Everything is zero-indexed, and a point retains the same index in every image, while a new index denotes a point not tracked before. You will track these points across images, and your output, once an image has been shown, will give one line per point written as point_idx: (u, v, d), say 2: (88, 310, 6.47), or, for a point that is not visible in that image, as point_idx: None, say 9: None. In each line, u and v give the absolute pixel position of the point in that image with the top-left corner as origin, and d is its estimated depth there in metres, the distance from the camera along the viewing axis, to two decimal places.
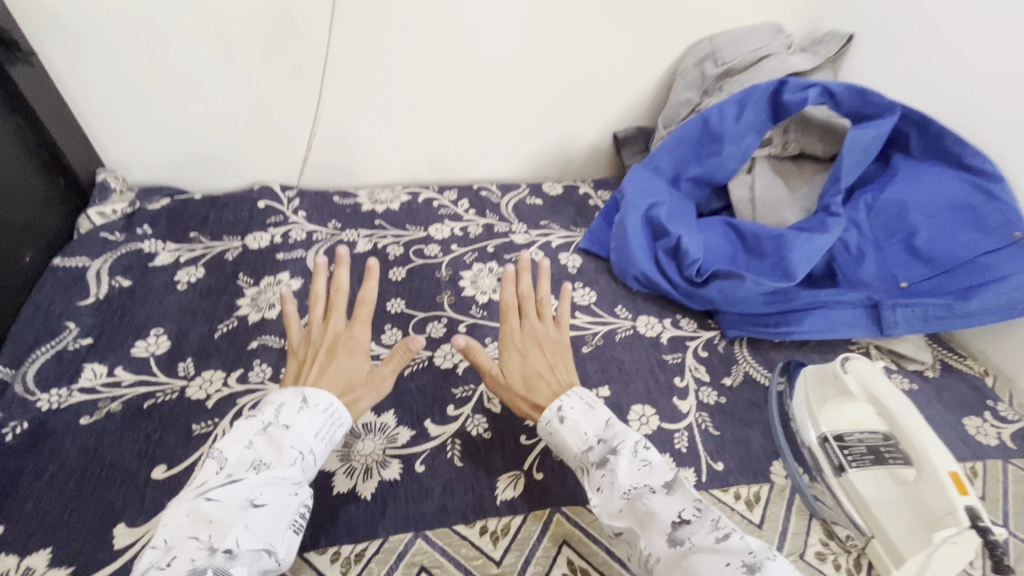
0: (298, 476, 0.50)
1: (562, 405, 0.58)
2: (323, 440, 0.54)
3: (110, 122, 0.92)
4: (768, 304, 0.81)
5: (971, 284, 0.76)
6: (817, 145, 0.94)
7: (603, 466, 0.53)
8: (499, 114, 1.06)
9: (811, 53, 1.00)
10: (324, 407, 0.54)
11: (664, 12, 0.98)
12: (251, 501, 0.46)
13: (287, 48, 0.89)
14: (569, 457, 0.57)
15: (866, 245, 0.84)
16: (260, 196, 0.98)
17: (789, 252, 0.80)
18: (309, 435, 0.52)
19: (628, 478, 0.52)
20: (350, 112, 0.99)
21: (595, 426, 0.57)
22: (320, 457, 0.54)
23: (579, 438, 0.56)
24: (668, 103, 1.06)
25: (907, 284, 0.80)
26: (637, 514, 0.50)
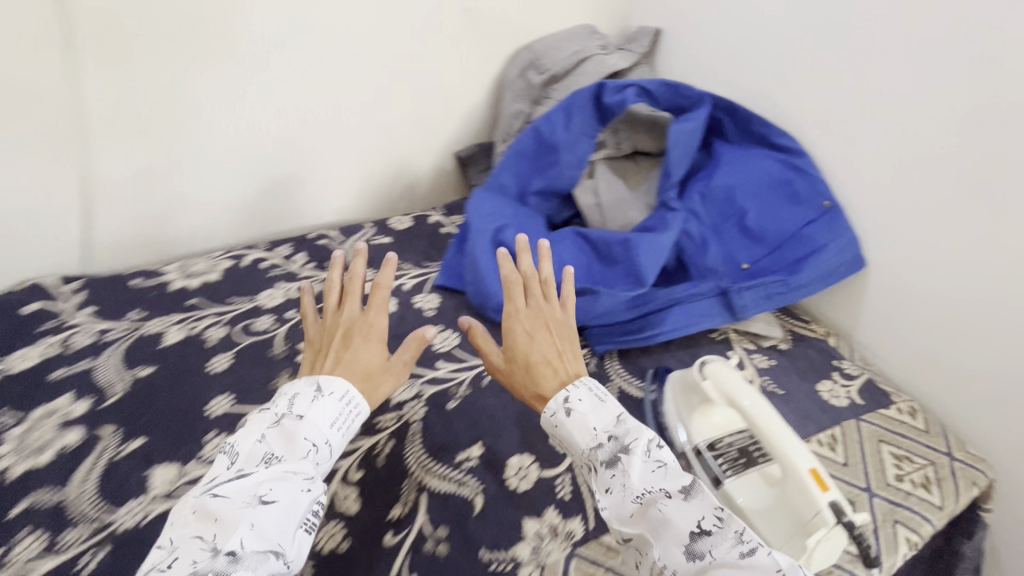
0: (308, 471, 0.49)
1: (570, 397, 0.54)
2: (339, 432, 0.52)
3: None
4: (630, 311, 0.78)
5: (800, 256, 0.81)
6: (647, 141, 0.95)
7: (614, 467, 0.49)
8: (324, 152, 0.95)
9: (626, 51, 1.02)
10: (339, 396, 0.53)
11: (476, 23, 0.94)
12: (257, 498, 0.45)
13: (21, 111, 0.71)
14: (573, 450, 0.52)
15: (706, 232, 0.84)
16: (26, 299, 0.78)
17: (639, 254, 0.80)
18: (323, 426, 0.51)
19: (641, 481, 0.47)
20: (133, 176, 0.82)
21: (606, 422, 0.52)
22: (338, 449, 0.53)
23: (587, 434, 0.51)
24: (501, 115, 1.02)
25: (748, 265, 0.83)
26: (650, 521, 0.46)
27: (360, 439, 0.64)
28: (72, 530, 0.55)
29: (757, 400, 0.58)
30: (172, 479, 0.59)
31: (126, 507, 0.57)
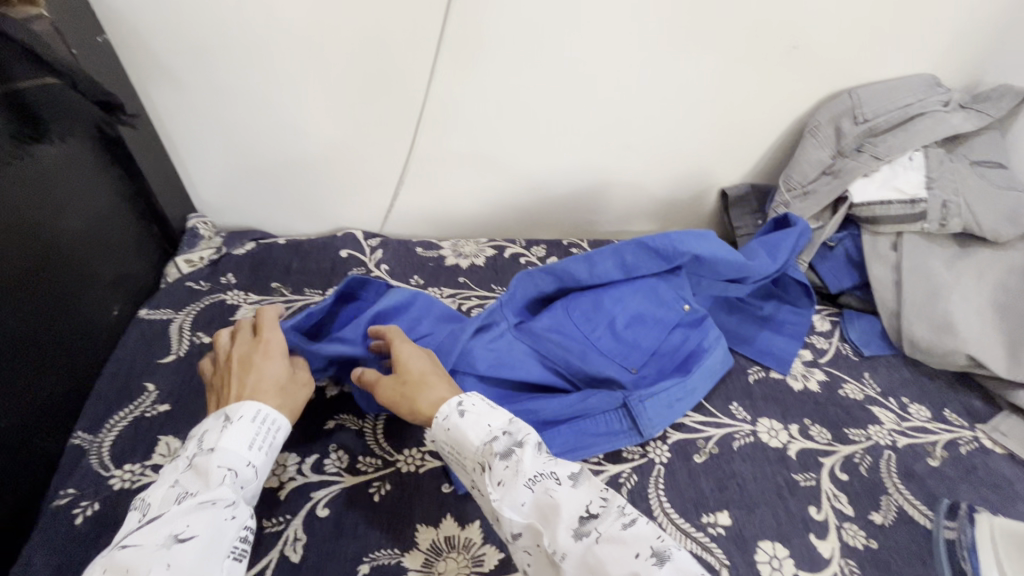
0: (231, 498, 0.48)
1: (462, 402, 0.54)
2: (259, 450, 0.53)
3: (208, 169, 0.89)
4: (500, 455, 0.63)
5: (681, 360, 0.72)
6: (983, 224, 0.78)
7: (507, 457, 0.49)
8: (601, 167, 0.95)
9: (974, 110, 0.85)
10: (251, 417, 0.53)
11: (799, 62, 0.85)
12: (175, 536, 0.43)
13: (382, 98, 0.82)
14: (465, 452, 0.52)
15: (583, 346, 0.71)
16: (343, 245, 0.94)
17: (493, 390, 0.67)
18: (241, 448, 0.51)
19: (535, 466, 0.48)
20: (439, 162, 0.91)
21: (498, 420, 0.53)
22: (260, 471, 0.53)
23: (481, 430, 0.52)
24: (796, 158, 0.90)
25: (634, 370, 0.70)
26: (540, 508, 0.46)
27: (608, 463, 0.65)
28: (368, 457, 0.63)
29: None
30: None
31: (407, 451, 0.64)
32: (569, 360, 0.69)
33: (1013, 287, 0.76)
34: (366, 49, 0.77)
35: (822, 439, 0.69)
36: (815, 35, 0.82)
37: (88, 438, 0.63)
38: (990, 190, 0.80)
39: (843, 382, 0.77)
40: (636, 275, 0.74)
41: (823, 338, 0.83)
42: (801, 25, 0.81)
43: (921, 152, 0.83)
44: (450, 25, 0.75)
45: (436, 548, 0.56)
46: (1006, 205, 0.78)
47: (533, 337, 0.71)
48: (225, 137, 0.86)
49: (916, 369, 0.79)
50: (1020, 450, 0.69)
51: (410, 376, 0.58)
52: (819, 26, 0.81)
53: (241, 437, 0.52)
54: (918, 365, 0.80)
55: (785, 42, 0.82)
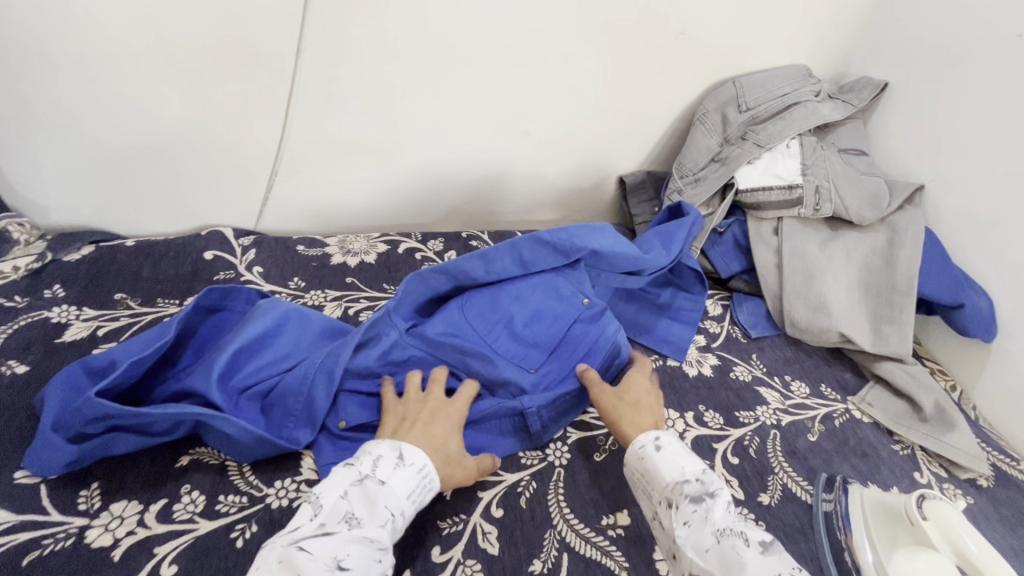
0: (385, 542, 0.46)
1: (659, 437, 0.57)
2: (413, 504, 0.50)
3: (17, 158, 0.73)
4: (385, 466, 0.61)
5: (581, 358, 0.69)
6: (850, 207, 0.83)
7: (697, 503, 0.50)
8: (496, 154, 0.91)
9: (840, 101, 0.90)
10: (418, 468, 0.51)
11: (687, 49, 0.85)
12: (337, 560, 0.43)
13: (238, 76, 0.71)
14: (655, 483, 0.54)
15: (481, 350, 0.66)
16: (207, 245, 0.82)
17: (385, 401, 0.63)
18: (402, 495, 0.49)
19: (725, 520, 0.49)
20: (316, 150, 0.82)
21: (693, 466, 0.55)
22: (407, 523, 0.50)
23: (675, 469, 0.54)
24: (687, 147, 0.91)
25: (534, 371, 0.67)
26: (724, 559, 0.46)
27: (505, 472, 0.61)
28: (230, 495, 0.54)
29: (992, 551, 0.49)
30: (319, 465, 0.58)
31: (279, 483, 0.56)
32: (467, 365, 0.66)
33: (875, 267, 0.82)
34: (212, 18, 0.66)
35: (714, 424, 0.71)
36: (700, 22, 0.82)
37: None
38: (854, 176, 0.85)
39: (734, 365, 0.79)
40: (534, 271, 0.70)
41: (716, 323, 0.85)
42: (687, 11, 0.80)
43: (796, 140, 0.87)
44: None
45: None
46: (868, 190, 0.84)
47: (427, 344, 0.66)
48: (36, 121, 0.70)
49: (797, 348, 0.83)
50: (884, 418, 0.74)
51: (631, 399, 0.62)
52: (703, 13, 0.81)
53: (406, 478, 0.50)
54: (798, 344, 0.84)
55: (671, 28, 0.81)
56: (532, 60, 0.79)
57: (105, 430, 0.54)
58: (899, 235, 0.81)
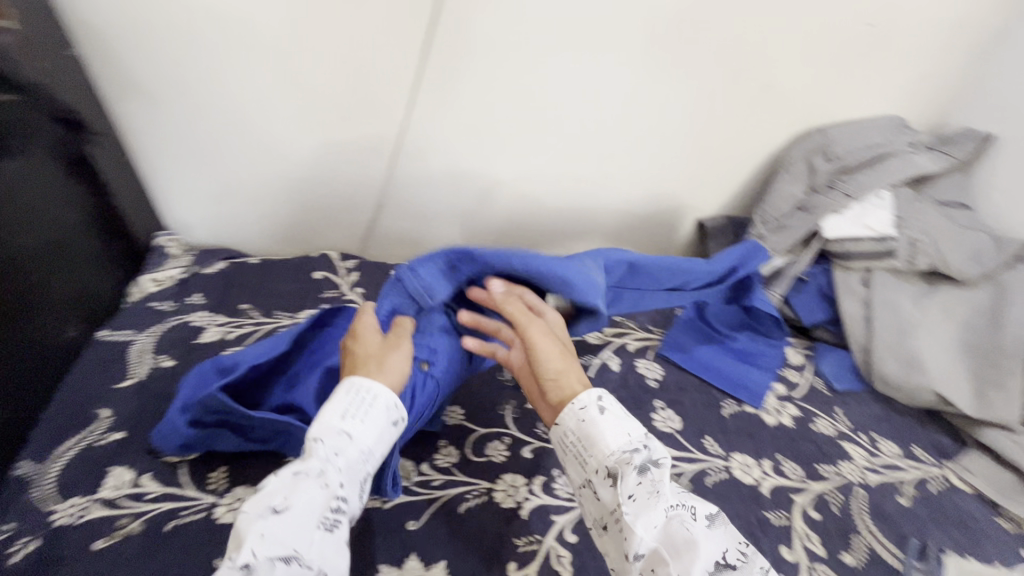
0: (322, 466, 0.47)
1: (602, 398, 0.56)
2: (351, 424, 0.51)
3: (177, 186, 0.87)
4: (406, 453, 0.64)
5: None
6: (952, 262, 0.80)
7: (644, 475, 0.50)
8: (578, 194, 0.96)
9: (938, 153, 0.88)
10: (346, 391, 0.53)
11: (773, 100, 0.87)
12: (271, 506, 0.43)
13: (361, 122, 0.82)
14: (595, 452, 0.52)
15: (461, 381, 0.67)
16: (317, 265, 0.92)
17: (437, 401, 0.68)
18: (331, 419, 0.50)
19: (674, 495, 0.51)
20: (418, 185, 0.91)
21: (636, 431, 0.53)
22: (359, 441, 0.50)
23: (621, 437, 0.52)
24: (770, 193, 0.91)
25: None
26: (676, 538, 0.47)
27: None
28: None
29: None
30: (409, 473, 0.63)
31: None
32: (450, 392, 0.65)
33: (978, 325, 0.78)
34: (346, 73, 0.77)
35: (794, 475, 0.69)
36: (787, 75, 0.84)
37: (31, 469, 0.59)
38: (955, 230, 0.82)
39: (815, 417, 0.77)
40: None
41: (796, 371, 0.84)
42: (775, 66, 0.83)
43: (890, 191, 0.86)
44: (431, 54, 0.75)
45: None
46: (971, 245, 0.81)
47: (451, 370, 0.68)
48: (197, 156, 0.84)
49: (886, 405, 0.80)
50: (987, 489, 0.69)
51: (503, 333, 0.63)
52: (791, 67, 0.83)
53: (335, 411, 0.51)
54: (887, 401, 0.81)
55: (758, 81, 0.84)
56: (621, 109, 0.85)
57: (214, 424, 0.61)
58: (1007, 293, 0.77)
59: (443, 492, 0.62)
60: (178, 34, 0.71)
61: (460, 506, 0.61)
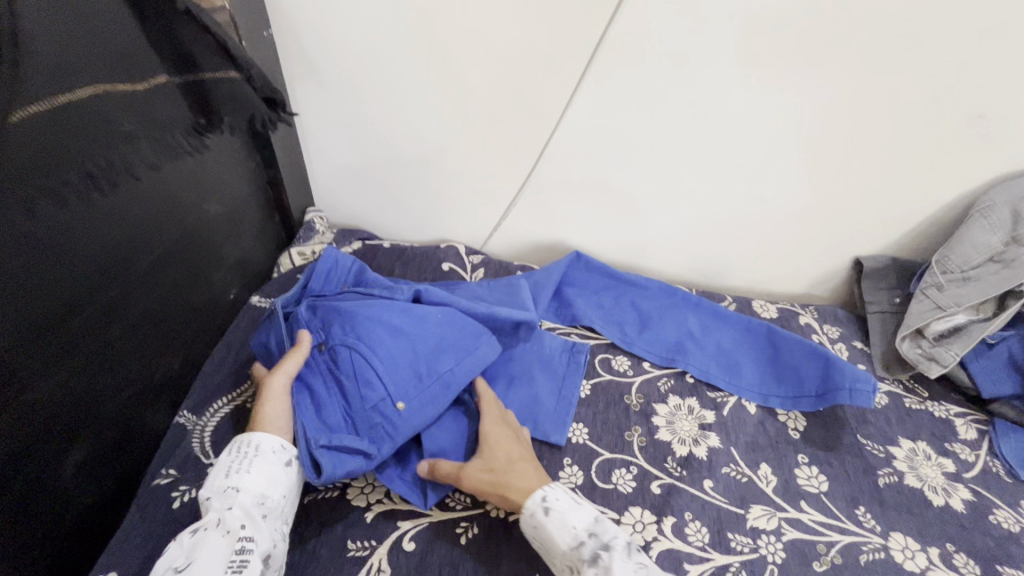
0: (212, 518, 0.48)
1: (547, 496, 0.54)
2: (235, 473, 0.51)
3: (328, 164, 0.91)
4: (404, 409, 0.59)
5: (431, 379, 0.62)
6: None
7: (594, 564, 0.49)
8: (724, 215, 0.88)
9: None
10: (234, 446, 0.54)
11: (981, 134, 0.75)
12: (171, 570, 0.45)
13: (511, 117, 0.81)
14: (554, 555, 0.52)
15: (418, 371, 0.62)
16: (446, 256, 0.93)
17: (447, 347, 0.65)
18: (219, 475, 0.52)
19: (623, 575, 0.48)
20: (556, 188, 0.88)
21: (584, 519, 0.53)
22: (249, 484, 0.51)
23: (567, 532, 0.52)
24: (957, 239, 0.79)
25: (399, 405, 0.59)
26: None
27: (714, 551, 0.58)
28: (457, 492, 0.60)
29: None
30: None
31: None
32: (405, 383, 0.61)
33: None
34: (505, 65, 0.75)
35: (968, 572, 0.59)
36: (1008, 105, 0.72)
37: (191, 420, 0.63)
38: None
39: (993, 507, 0.66)
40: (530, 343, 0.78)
41: (968, 448, 0.72)
42: (994, 93, 0.71)
43: None
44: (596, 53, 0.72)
45: None
46: None
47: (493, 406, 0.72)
48: (351, 137, 0.87)
49: None
50: None
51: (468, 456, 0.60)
52: (1016, 96, 0.71)
53: (222, 465, 0.52)
54: None
55: (968, 109, 0.73)
56: (792, 126, 0.77)
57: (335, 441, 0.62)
58: None
59: None
60: (356, 17, 0.73)
61: None
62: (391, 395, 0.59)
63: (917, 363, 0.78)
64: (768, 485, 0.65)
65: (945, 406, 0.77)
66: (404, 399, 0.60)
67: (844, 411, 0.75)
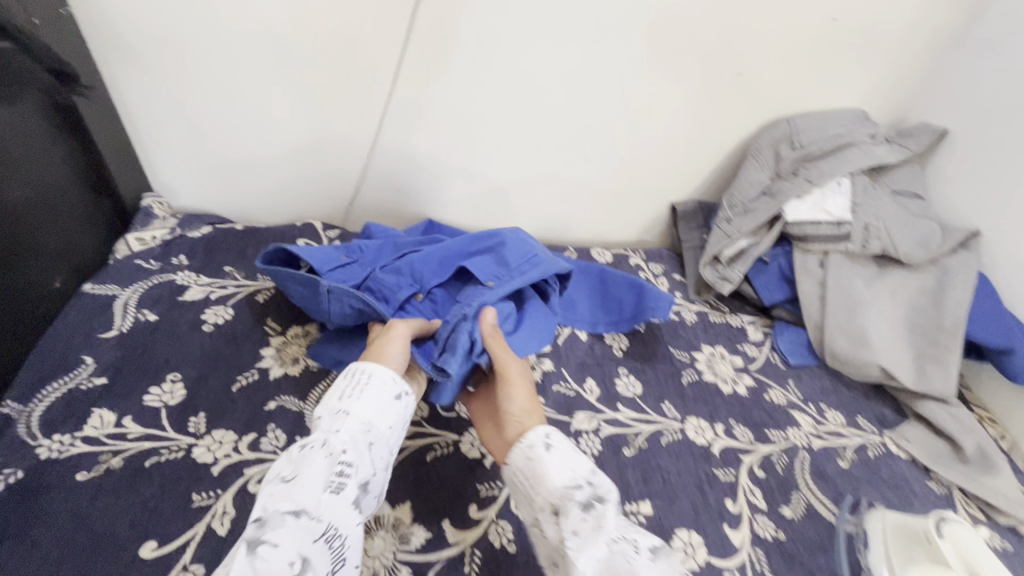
0: (322, 438, 0.52)
1: (550, 435, 0.57)
2: (347, 399, 0.56)
3: (165, 149, 0.89)
4: (495, 285, 0.73)
5: (505, 256, 0.76)
6: (900, 246, 0.84)
7: (586, 510, 0.50)
8: (558, 174, 0.99)
9: (896, 145, 0.92)
10: (349, 374, 0.58)
11: (743, 90, 0.91)
12: (280, 477, 0.49)
13: (345, 92, 0.84)
14: (541, 488, 0.53)
15: (496, 258, 0.76)
16: (301, 233, 0.94)
17: (516, 236, 0.79)
18: (332, 399, 0.56)
19: (617, 528, 0.48)
20: (402, 159, 0.93)
21: (584, 468, 0.54)
22: (359, 411, 0.55)
23: (565, 472, 0.53)
24: (737, 179, 0.95)
25: (490, 282, 0.73)
26: (614, 568, 0.46)
27: None
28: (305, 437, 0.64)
29: None
30: None
31: None
32: (491, 269, 0.75)
33: (921, 304, 0.83)
34: (330, 42, 0.79)
35: (745, 438, 0.74)
36: (756, 65, 0.88)
37: (15, 409, 0.61)
38: (906, 217, 0.87)
39: (768, 388, 0.82)
40: None
41: (755, 347, 0.89)
42: (744, 55, 0.86)
43: (849, 179, 0.89)
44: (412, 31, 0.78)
45: (363, 529, 0.57)
46: (920, 231, 0.85)
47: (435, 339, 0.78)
48: (184, 119, 0.86)
49: (836, 379, 0.85)
50: (921, 455, 0.75)
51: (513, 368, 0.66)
52: (759, 58, 0.87)
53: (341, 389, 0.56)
54: (837, 376, 0.86)
55: (728, 70, 0.88)
56: (597, 91, 0.88)
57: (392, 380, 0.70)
58: (949, 276, 0.82)
59: (410, 442, 0.66)
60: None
61: (428, 456, 0.64)
62: (483, 280, 0.73)
63: (715, 283, 0.93)
64: (592, 395, 0.76)
65: (740, 317, 0.94)
66: (492, 278, 0.74)
67: (660, 330, 0.88)
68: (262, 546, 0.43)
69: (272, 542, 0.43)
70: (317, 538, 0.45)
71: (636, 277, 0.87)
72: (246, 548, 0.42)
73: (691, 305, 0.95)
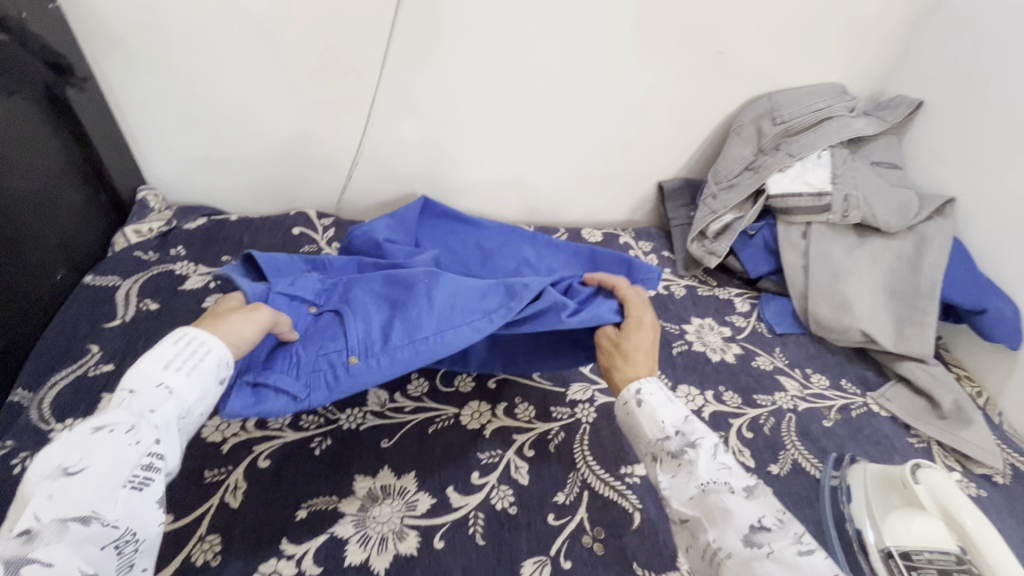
0: (127, 421, 0.42)
1: (641, 390, 0.56)
2: (167, 374, 0.45)
3: (157, 142, 0.90)
4: (351, 365, 0.55)
5: (406, 339, 0.57)
6: (879, 215, 0.87)
7: (681, 458, 0.51)
8: (547, 156, 1.01)
9: (874, 118, 0.95)
10: (173, 338, 0.46)
11: (725, 68, 0.93)
12: (63, 468, 0.38)
13: (334, 79, 0.85)
14: (641, 439, 0.55)
15: (392, 323, 0.58)
16: (295, 222, 0.95)
17: (459, 314, 0.60)
18: (152, 368, 0.44)
19: (708, 472, 0.49)
20: (393, 145, 0.95)
21: (675, 416, 0.53)
22: (181, 393, 0.45)
23: (655, 425, 0.53)
24: (722, 156, 0.98)
25: (352, 361, 0.55)
26: (707, 507, 0.48)
27: (538, 422, 0.69)
28: (310, 415, 0.67)
29: (984, 521, 0.51)
30: (384, 400, 0.69)
31: (348, 410, 0.67)
32: (371, 337, 0.57)
33: (900, 271, 0.86)
34: (318, 30, 0.80)
35: (733, 403, 0.77)
36: (738, 42, 0.90)
37: (26, 396, 0.63)
38: (885, 187, 0.89)
39: (756, 355, 0.85)
40: None
41: (742, 318, 0.92)
42: (725, 34, 0.88)
43: (828, 152, 0.92)
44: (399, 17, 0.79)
45: (369, 497, 0.59)
46: (898, 200, 0.88)
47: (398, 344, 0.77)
48: (175, 112, 0.87)
49: (820, 345, 0.88)
50: (900, 413, 0.78)
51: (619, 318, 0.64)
52: (740, 36, 0.89)
53: (153, 359, 0.44)
54: (822, 342, 0.89)
55: (710, 49, 0.90)
56: (582, 72, 0.90)
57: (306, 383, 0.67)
58: (926, 243, 0.85)
59: (413, 416, 0.68)
60: None
61: (430, 428, 0.67)
62: (348, 347, 0.56)
63: (702, 258, 0.96)
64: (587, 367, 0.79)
65: (728, 290, 0.96)
66: (358, 357, 0.56)
67: (651, 304, 0.91)
68: (30, 566, 0.34)
69: (44, 560, 0.34)
70: (105, 547, 0.37)
71: (625, 254, 0.90)
72: (6, 571, 0.33)
73: (680, 279, 0.98)
